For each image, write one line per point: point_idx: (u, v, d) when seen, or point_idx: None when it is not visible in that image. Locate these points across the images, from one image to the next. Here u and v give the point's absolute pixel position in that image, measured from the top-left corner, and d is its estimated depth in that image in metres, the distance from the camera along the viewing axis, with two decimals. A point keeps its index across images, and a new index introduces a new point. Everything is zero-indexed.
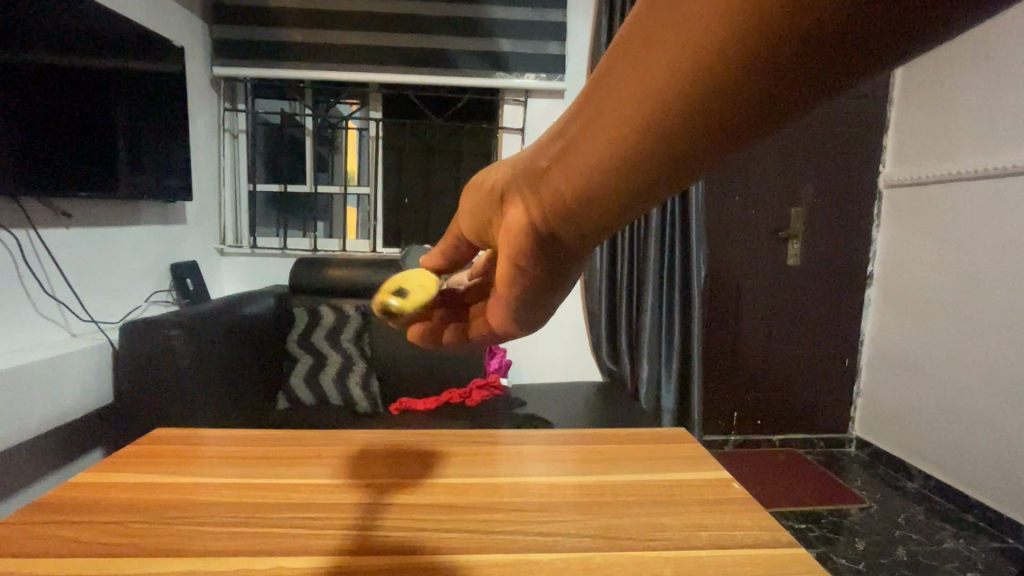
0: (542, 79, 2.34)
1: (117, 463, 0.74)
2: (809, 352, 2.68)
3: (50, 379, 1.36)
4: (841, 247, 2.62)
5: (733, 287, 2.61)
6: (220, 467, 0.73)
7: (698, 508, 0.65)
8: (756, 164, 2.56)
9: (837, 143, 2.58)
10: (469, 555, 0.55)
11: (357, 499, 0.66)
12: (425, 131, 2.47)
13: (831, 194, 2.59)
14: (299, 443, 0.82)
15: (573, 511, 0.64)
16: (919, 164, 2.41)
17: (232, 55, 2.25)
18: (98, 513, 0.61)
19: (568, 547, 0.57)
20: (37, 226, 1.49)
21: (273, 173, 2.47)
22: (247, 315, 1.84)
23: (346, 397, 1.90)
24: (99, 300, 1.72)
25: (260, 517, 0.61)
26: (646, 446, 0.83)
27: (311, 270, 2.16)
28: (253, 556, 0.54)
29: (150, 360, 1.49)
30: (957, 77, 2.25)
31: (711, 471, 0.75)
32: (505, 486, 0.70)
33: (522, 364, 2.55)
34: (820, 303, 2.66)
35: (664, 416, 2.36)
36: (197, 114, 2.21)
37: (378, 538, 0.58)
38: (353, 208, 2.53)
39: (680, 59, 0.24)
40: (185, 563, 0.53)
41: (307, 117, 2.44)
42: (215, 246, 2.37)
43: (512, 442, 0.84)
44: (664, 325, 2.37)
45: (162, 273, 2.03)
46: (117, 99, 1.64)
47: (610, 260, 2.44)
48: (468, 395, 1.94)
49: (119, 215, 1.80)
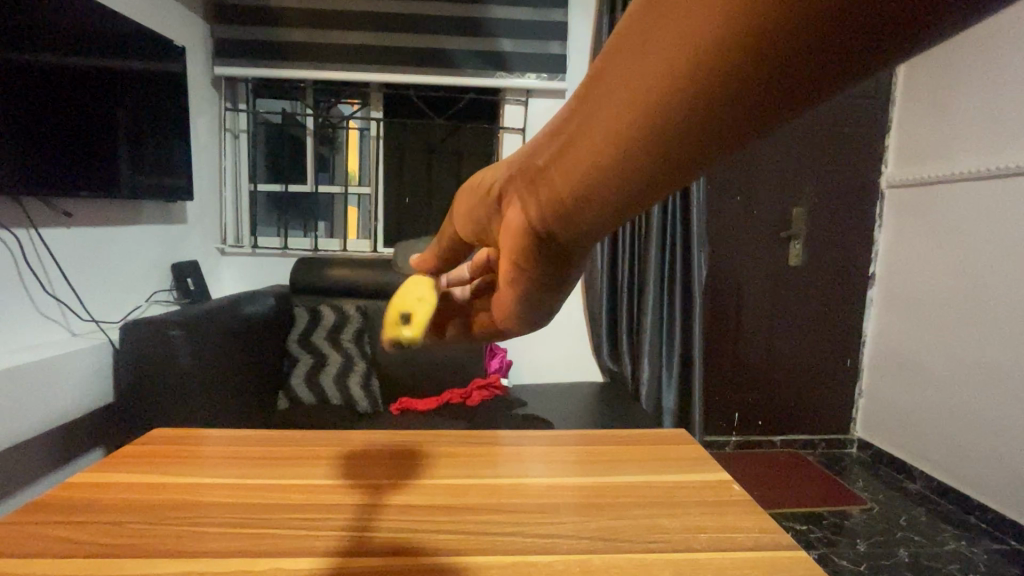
0: (543, 78, 2.33)
1: (113, 464, 0.73)
2: (811, 353, 2.67)
3: (49, 378, 1.36)
4: (843, 248, 2.61)
5: (734, 288, 2.61)
6: (218, 468, 0.73)
7: (697, 510, 0.64)
8: (758, 164, 2.55)
9: (839, 143, 2.57)
10: (465, 558, 0.55)
11: (354, 500, 0.66)
12: (426, 131, 2.47)
13: (833, 195, 2.58)
14: (298, 444, 0.81)
15: (571, 513, 0.64)
16: (922, 164, 2.40)
17: (233, 55, 2.25)
18: (94, 514, 0.61)
19: (565, 550, 0.57)
20: (37, 226, 1.49)
21: (274, 173, 2.47)
22: (247, 314, 1.84)
23: (347, 398, 1.89)
24: (99, 300, 1.72)
25: (257, 518, 0.61)
26: (646, 448, 0.82)
27: (311, 270, 2.16)
28: (248, 557, 0.54)
29: (149, 360, 1.49)
30: (960, 77, 2.24)
31: (712, 473, 0.74)
32: (503, 488, 0.69)
33: (522, 364, 2.54)
34: (823, 304, 2.65)
35: (666, 416, 2.36)
36: (198, 113, 2.21)
37: (375, 539, 0.58)
38: (354, 208, 2.53)
39: (644, 76, 0.20)
40: (180, 565, 0.53)
41: (308, 117, 2.43)
42: (215, 246, 2.37)
43: (512, 444, 0.83)
44: (665, 326, 2.37)
45: (163, 273, 2.04)
46: (119, 100, 1.64)
47: (611, 260, 2.43)
48: (468, 395, 1.94)
49: (119, 215, 1.80)
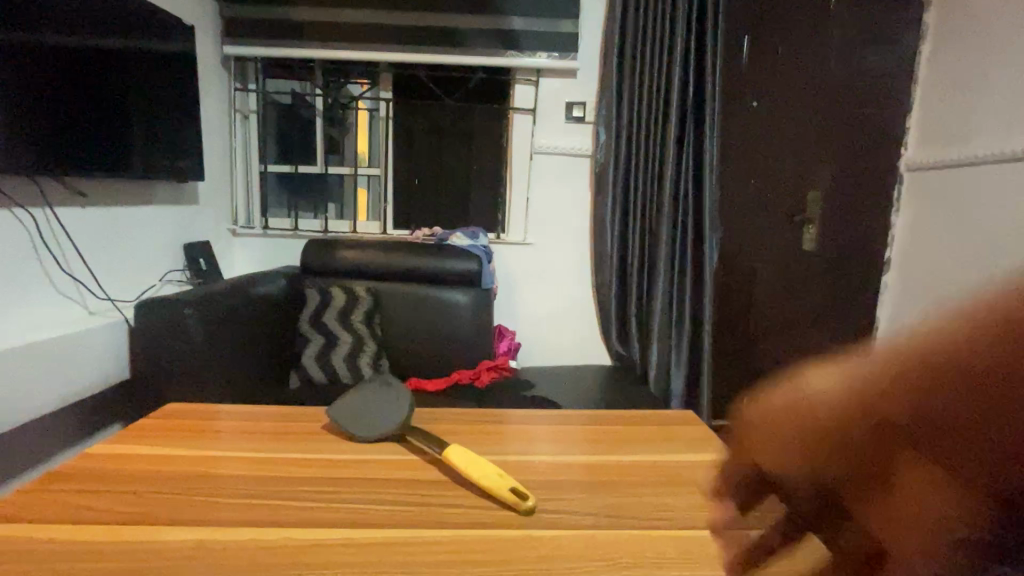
0: (554, 57, 2.28)
1: (130, 435, 0.75)
2: (823, 338, 2.64)
3: (67, 355, 1.39)
4: (860, 233, 2.56)
5: (747, 272, 2.57)
6: (230, 442, 0.74)
7: (701, 489, 0.65)
8: (774, 145, 2.48)
9: (857, 125, 2.51)
10: (467, 531, 0.56)
11: (361, 474, 0.67)
12: (436, 113, 2.45)
13: (851, 178, 2.52)
14: (308, 420, 0.83)
15: (577, 490, 0.64)
16: (944, 147, 2.34)
17: (241, 34, 2.24)
18: (113, 483, 0.63)
19: (567, 525, 0.57)
20: (53, 205, 1.51)
21: (283, 155, 2.48)
22: (259, 295, 1.86)
23: (358, 377, 1.94)
24: (114, 279, 1.74)
25: (268, 490, 0.62)
26: (653, 429, 0.82)
27: (322, 252, 2.16)
28: (260, 526, 0.56)
29: (163, 339, 1.51)
30: (986, 55, 2.16)
31: (718, 454, 0.74)
32: (510, 464, 0.70)
33: (531, 347, 2.53)
34: (836, 289, 2.60)
35: (673, 399, 2.36)
36: (207, 93, 2.20)
37: (382, 512, 0.59)
38: (364, 190, 2.52)
39: None
40: (194, 533, 0.54)
41: (317, 97, 2.42)
42: (227, 227, 2.39)
43: (521, 422, 0.83)
44: (675, 313, 2.36)
45: (176, 253, 2.05)
46: (134, 82, 1.65)
47: (621, 241, 2.37)
48: (476, 376, 1.97)
49: (135, 194, 1.83)
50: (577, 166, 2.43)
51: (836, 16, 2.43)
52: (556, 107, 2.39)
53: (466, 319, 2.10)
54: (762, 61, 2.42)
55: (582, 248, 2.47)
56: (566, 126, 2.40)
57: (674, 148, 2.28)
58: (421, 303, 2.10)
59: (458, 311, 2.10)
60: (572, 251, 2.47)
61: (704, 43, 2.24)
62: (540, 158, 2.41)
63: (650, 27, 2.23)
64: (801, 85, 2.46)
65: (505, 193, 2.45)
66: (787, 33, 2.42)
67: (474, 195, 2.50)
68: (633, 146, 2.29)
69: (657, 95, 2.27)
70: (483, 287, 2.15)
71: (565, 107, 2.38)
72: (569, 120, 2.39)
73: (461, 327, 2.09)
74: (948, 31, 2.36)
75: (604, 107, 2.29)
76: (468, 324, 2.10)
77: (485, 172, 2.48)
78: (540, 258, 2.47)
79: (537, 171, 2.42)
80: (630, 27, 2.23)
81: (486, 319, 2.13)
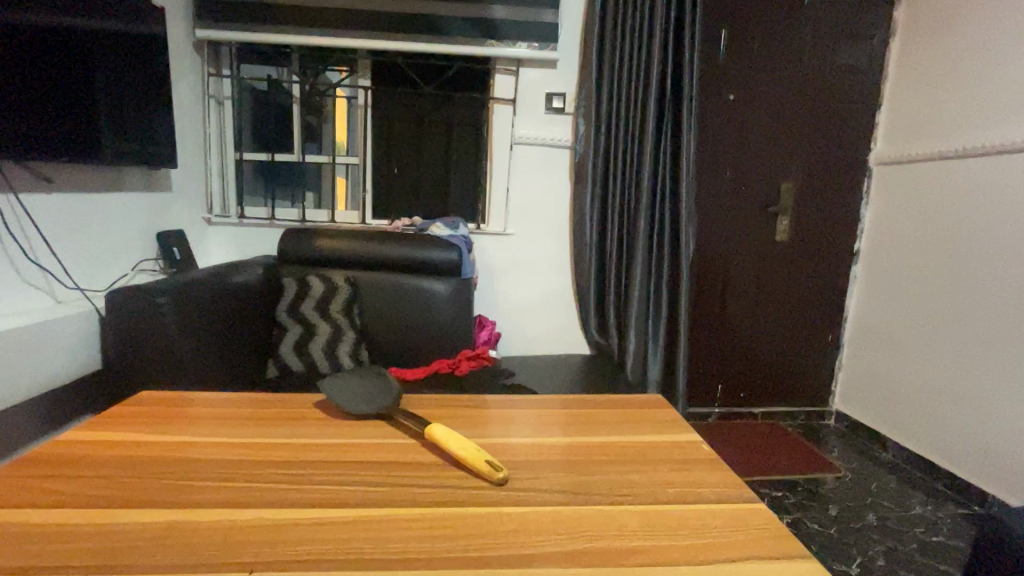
0: (534, 48, 2.27)
1: (102, 423, 0.75)
2: (795, 327, 2.71)
3: (38, 344, 1.37)
4: (829, 223, 2.63)
5: (722, 261, 2.61)
6: (208, 427, 0.75)
7: (666, 466, 0.68)
8: (750, 139, 2.53)
9: (831, 119, 2.56)
10: (443, 509, 0.57)
11: (338, 456, 0.68)
12: (415, 101, 2.43)
13: (823, 171, 2.58)
14: (286, 406, 0.83)
15: (551, 469, 0.66)
16: (911, 142, 2.41)
17: (216, 19, 2.18)
18: (84, 468, 0.63)
19: (539, 501, 0.60)
20: (18, 191, 1.47)
21: (259, 143, 2.44)
22: (236, 284, 1.84)
23: (336, 367, 1.94)
24: (83, 267, 1.71)
25: (243, 473, 0.63)
26: (626, 412, 0.85)
27: (300, 240, 2.13)
28: (234, 507, 0.56)
29: (139, 330, 1.49)
30: (954, 51, 2.23)
31: (686, 435, 0.77)
32: (485, 445, 0.72)
33: (511, 337, 2.55)
34: (808, 279, 2.67)
35: (650, 386, 2.42)
36: (179, 78, 2.15)
37: (355, 492, 0.60)
38: (343, 178, 2.49)
39: None
40: (170, 512, 0.55)
41: (294, 84, 2.38)
42: (201, 216, 2.34)
43: (499, 407, 0.85)
44: (652, 301, 2.41)
45: (147, 242, 2.01)
46: (98, 63, 1.59)
47: (600, 229, 2.39)
48: (456, 364, 1.98)
49: (103, 182, 1.77)
50: (557, 157, 2.44)
51: (811, 11, 2.47)
52: (537, 97, 2.39)
53: (446, 308, 2.10)
54: (739, 55, 2.45)
55: (561, 238, 2.49)
56: (546, 117, 2.41)
57: (652, 139, 2.31)
58: (402, 292, 2.10)
59: (438, 300, 2.10)
60: (551, 241, 2.49)
61: (682, 37, 2.27)
62: (520, 148, 2.42)
63: (629, 19, 2.24)
64: (775, 79, 2.50)
65: (485, 184, 2.45)
66: (764, 28, 2.45)
67: (453, 184, 2.49)
68: (612, 137, 2.31)
69: (636, 87, 2.29)
70: (464, 277, 2.15)
71: (546, 98, 2.38)
72: (549, 111, 2.40)
73: (443, 317, 2.10)
74: (919, 27, 2.41)
75: (585, 99, 2.30)
76: (449, 313, 2.11)
77: (464, 162, 2.48)
78: (519, 247, 2.48)
79: (516, 162, 2.42)
80: (611, 18, 2.23)
81: (466, 309, 2.14)
